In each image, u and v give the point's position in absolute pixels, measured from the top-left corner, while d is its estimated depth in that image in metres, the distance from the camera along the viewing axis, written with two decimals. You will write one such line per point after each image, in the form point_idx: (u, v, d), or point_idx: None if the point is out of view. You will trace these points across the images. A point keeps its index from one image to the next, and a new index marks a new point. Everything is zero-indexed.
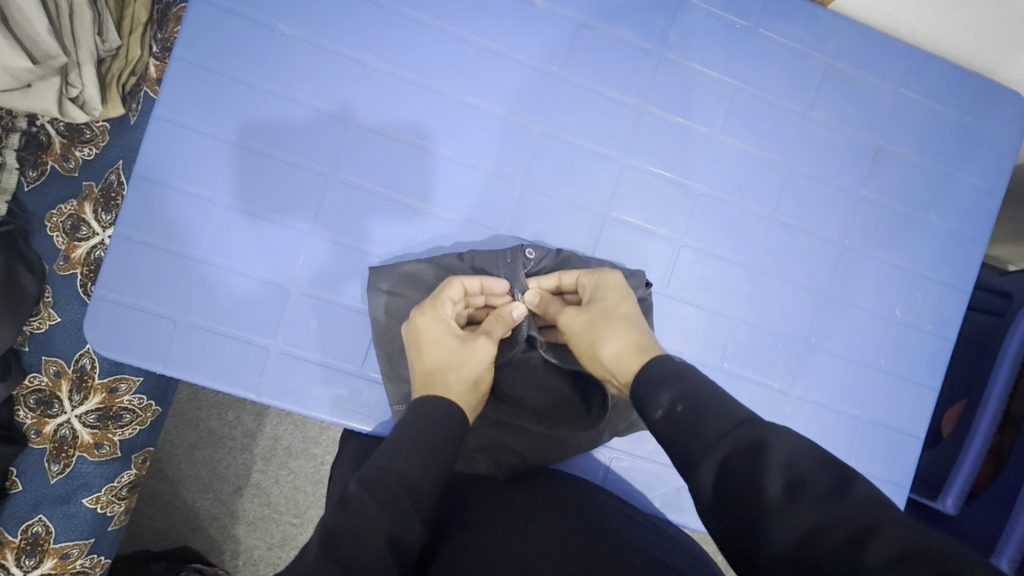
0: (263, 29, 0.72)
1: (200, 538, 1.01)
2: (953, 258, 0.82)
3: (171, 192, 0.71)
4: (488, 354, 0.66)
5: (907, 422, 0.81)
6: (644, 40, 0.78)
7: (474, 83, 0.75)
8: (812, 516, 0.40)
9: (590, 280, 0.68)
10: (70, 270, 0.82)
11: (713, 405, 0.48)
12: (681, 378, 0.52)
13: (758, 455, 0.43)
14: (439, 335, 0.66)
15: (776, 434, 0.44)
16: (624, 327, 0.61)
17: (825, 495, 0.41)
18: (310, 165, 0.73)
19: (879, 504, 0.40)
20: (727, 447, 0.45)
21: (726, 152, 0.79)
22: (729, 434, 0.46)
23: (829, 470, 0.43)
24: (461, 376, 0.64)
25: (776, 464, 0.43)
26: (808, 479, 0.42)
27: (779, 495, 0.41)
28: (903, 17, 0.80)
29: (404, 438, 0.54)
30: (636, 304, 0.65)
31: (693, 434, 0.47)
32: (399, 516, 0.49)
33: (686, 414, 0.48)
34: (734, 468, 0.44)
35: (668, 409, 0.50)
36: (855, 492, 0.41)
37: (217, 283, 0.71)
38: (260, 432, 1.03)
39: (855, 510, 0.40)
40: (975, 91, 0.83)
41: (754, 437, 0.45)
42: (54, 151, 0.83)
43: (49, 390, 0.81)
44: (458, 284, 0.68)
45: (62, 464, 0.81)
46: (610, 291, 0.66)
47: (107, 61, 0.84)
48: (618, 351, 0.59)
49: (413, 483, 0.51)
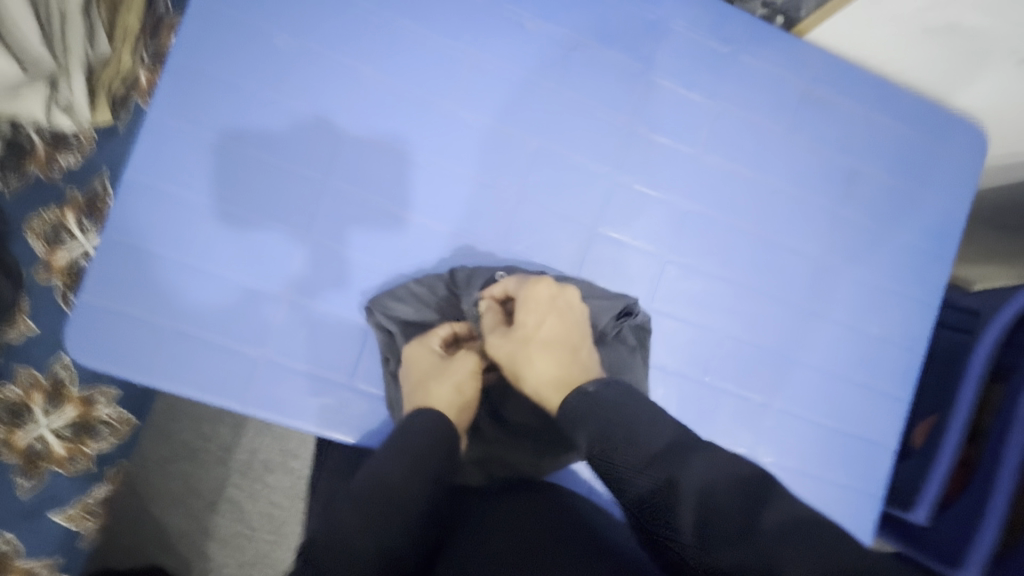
0: (259, 41, 0.73)
1: (170, 556, 0.98)
2: (923, 276, 0.86)
3: (162, 198, 0.70)
4: (469, 364, 0.69)
5: (883, 435, 0.83)
6: (631, 62, 0.81)
7: (468, 100, 0.77)
8: (724, 554, 0.41)
9: (518, 295, 0.69)
10: (50, 279, 0.80)
11: (624, 439, 0.50)
12: (592, 415, 0.54)
13: (670, 491, 0.45)
14: (427, 355, 0.69)
15: (684, 468, 0.45)
16: (545, 354, 0.65)
17: (734, 534, 0.41)
18: (304, 177, 0.73)
19: (792, 533, 0.41)
20: (642, 484, 0.47)
21: (710, 171, 0.82)
22: (643, 470, 0.47)
23: (741, 494, 0.44)
24: (445, 385, 0.66)
25: (688, 499, 0.44)
26: (717, 510, 0.43)
27: (691, 533, 0.43)
28: (874, 48, 0.85)
29: (391, 445, 0.56)
30: (556, 319, 0.68)
31: (613, 469, 0.50)
32: (379, 523, 0.49)
33: (601, 452, 0.51)
34: (653, 506, 0.46)
35: (587, 452, 0.52)
36: (766, 522, 0.42)
37: (205, 291, 0.70)
38: (238, 445, 1.01)
39: (763, 547, 0.40)
40: (941, 118, 0.88)
41: (663, 474, 0.46)
42: (39, 157, 0.79)
43: (21, 401, 0.75)
44: (448, 326, 0.73)
45: (33, 478, 0.76)
46: (532, 310, 0.68)
47: (98, 69, 0.82)
48: (537, 386, 0.64)
49: (397, 492, 0.52)
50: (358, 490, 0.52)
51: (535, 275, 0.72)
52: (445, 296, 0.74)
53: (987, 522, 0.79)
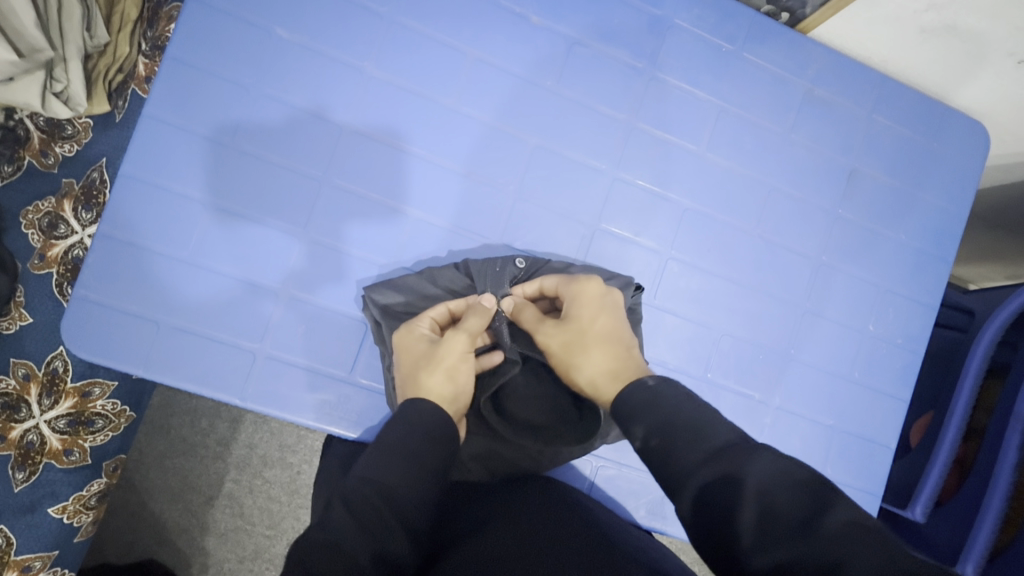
0: (258, 33, 0.72)
1: (166, 551, 0.97)
2: (922, 276, 0.86)
3: (159, 192, 0.69)
4: (461, 345, 0.62)
5: (880, 433, 0.84)
6: (634, 59, 0.80)
7: (469, 95, 0.77)
8: (786, 550, 0.40)
9: (568, 289, 0.66)
10: (46, 269, 0.79)
11: (687, 437, 0.47)
12: (652, 409, 0.51)
13: (732, 488, 0.43)
14: (416, 342, 0.64)
15: (749, 462, 0.44)
16: (602, 347, 0.61)
17: (798, 529, 0.40)
18: (304, 170, 0.72)
19: (856, 533, 0.39)
20: (701, 480, 0.44)
21: (712, 169, 0.82)
22: (704, 469, 0.45)
23: (807, 494, 0.42)
24: (435, 374, 0.61)
25: (749, 495, 0.42)
26: (782, 508, 0.42)
27: (750, 532, 0.41)
28: (876, 48, 0.85)
29: (384, 444, 0.54)
30: (610, 318, 0.63)
31: (669, 467, 0.47)
32: (376, 529, 0.48)
33: (659, 448, 0.48)
34: (710, 501, 0.43)
35: (643, 444, 0.49)
36: (832, 521, 0.40)
37: (203, 285, 0.70)
38: (235, 440, 1.00)
39: (831, 542, 0.39)
40: (941, 119, 0.88)
41: (727, 469, 0.44)
42: (33, 147, 0.79)
43: (17, 394, 0.76)
44: (443, 307, 0.67)
45: (27, 471, 0.76)
46: (585, 305, 0.64)
47: (94, 57, 0.82)
48: (593, 378, 0.59)
49: (393, 491, 0.50)
50: (351, 496, 0.49)
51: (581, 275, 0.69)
52: (448, 282, 0.72)
53: (983, 524, 0.77)
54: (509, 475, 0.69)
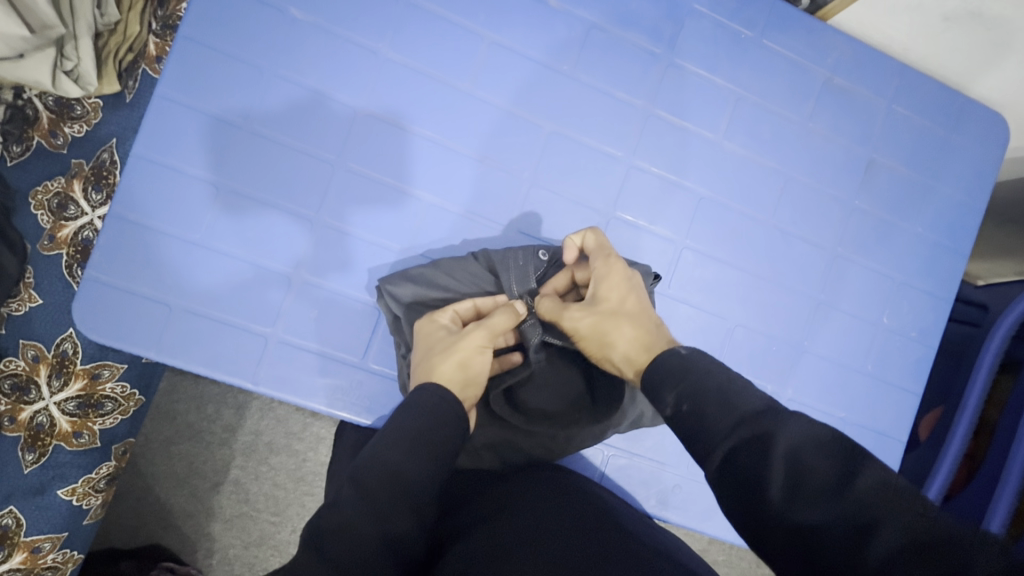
0: (272, 12, 0.71)
1: (172, 536, 0.97)
2: (939, 268, 0.86)
3: (170, 173, 0.69)
4: (480, 337, 0.61)
5: (892, 426, 0.84)
6: (652, 45, 0.79)
7: (485, 79, 0.76)
8: (818, 510, 0.38)
9: (595, 268, 0.65)
10: (55, 250, 0.79)
11: (717, 401, 0.45)
12: (683, 378, 0.49)
13: (761, 450, 0.41)
14: (436, 330, 0.63)
15: (779, 424, 0.42)
16: (632, 323, 0.60)
17: (829, 489, 0.39)
18: (318, 153, 0.72)
19: (891, 491, 0.38)
20: (730, 444, 0.43)
21: (728, 158, 0.81)
22: (732, 432, 0.43)
23: (840, 456, 0.40)
24: (448, 359, 0.59)
25: (780, 456, 0.41)
26: (812, 469, 0.40)
27: (779, 492, 0.40)
28: (898, 36, 0.84)
29: (395, 428, 0.52)
30: (638, 297, 0.63)
31: (699, 432, 0.45)
32: (384, 511, 0.47)
33: (691, 414, 0.46)
34: (738, 464, 0.42)
35: (673, 411, 0.48)
36: (866, 480, 0.38)
37: (214, 268, 0.69)
38: (241, 427, 1.00)
39: (860, 502, 0.37)
40: (961, 110, 0.87)
41: (757, 432, 0.42)
42: (42, 127, 0.79)
43: (26, 374, 0.76)
44: (469, 302, 0.66)
45: (38, 453, 0.76)
46: (613, 286, 0.63)
47: (104, 35, 0.81)
48: (626, 353, 0.58)
49: (403, 476, 0.49)
50: (361, 475, 0.48)
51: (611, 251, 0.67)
52: (469, 276, 0.71)
53: (997, 511, 0.76)
54: (523, 463, 0.68)
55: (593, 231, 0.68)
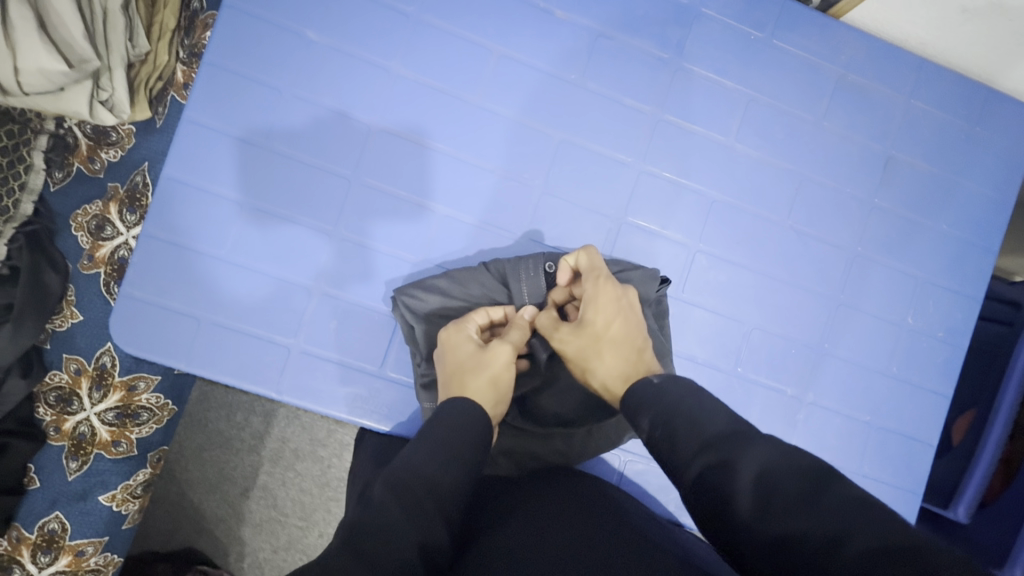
0: (289, 35, 0.74)
1: (206, 539, 1.01)
2: (965, 266, 0.83)
3: (198, 193, 0.72)
4: (506, 355, 0.62)
5: (921, 430, 0.81)
6: (659, 50, 0.80)
7: (494, 91, 0.77)
8: (787, 523, 0.39)
9: (585, 290, 0.64)
10: (94, 269, 0.83)
11: (686, 424, 0.47)
12: (655, 403, 0.51)
13: (727, 471, 0.43)
14: (464, 342, 0.64)
15: (746, 447, 0.43)
16: (618, 352, 0.60)
17: (796, 506, 0.40)
18: (335, 168, 0.74)
19: (852, 508, 0.39)
20: (698, 466, 0.44)
21: (741, 159, 0.80)
22: (700, 455, 0.45)
23: (804, 475, 0.42)
24: (479, 377, 0.60)
25: (745, 479, 0.42)
26: (779, 488, 0.41)
27: (748, 510, 0.41)
28: (913, 30, 0.82)
29: (421, 441, 0.53)
30: (626, 322, 0.62)
31: (670, 456, 0.47)
32: (420, 515, 0.47)
33: (663, 438, 0.48)
34: (707, 484, 0.43)
35: (648, 436, 0.49)
36: (826, 500, 0.40)
37: (239, 285, 0.72)
38: (269, 434, 1.04)
39: (826, 517, 0.39)
40: (985, 103, 0.84)
41: (723, 454, 0.44)
42: (81, 153, 0.84)
43: (69, 387, 0.81)
44: (485, 312, 0.68)
45: (80, 461, 0.81)
46: (601, 309, 0.63)
47: (136, 66, 0.85)
48: (605, 381, 0.59)
49: (435, 483, 0.50)
50: (394, 479, 0.49)
51: (606, 267, 0.66)
52: (481, 288, 0.72)
53: None
54: (539, 469, 0.69)
55: (586, 250, 0.68)
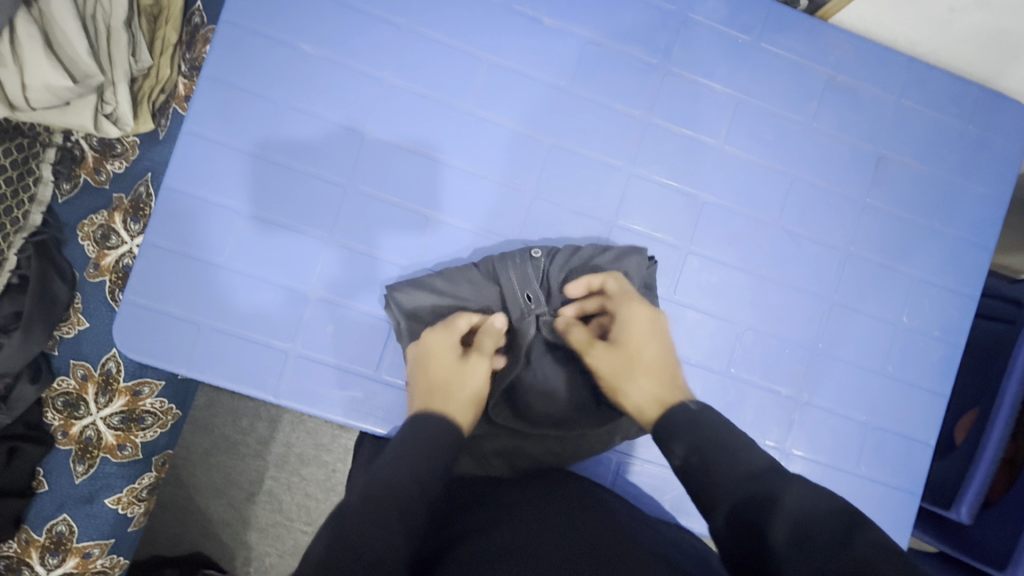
0: (284, 48, 0.76)
1: (212, 543, 1.03)
2: (962, 264, 0.83)
3: (197, 202, 0.74)
4: (484, 369, 0.67)
5: (920, 430, 0.81)
6: (648, 56, 0.81)
7: (485, 98, 0.79)
8: (818, 561, 0.43)
9: (620, 311, 0.69)
10: (99, 277, 0.86)
11: (724, 458, 0.52)
12: (692, 431, 0.56)
13: (765, 505, 0.47)
14: (448, 350, 0.67)
15: (785, 486, 0.48)
16: (653, 374, 0.65)
17: (830, 543, 0.44)
18: (330, 176, 0.76)
19: (884, 552, 0.43)
20: (735, 496, 0.49)
21: (732, 161, 0.81)
22: (739, 486, 0.50)
23: (839, 518, 0.46)
24: (462, 389, 0.65)
25: (783, 515, 0.46)
26: (814, 531, 0.45)
27: (783, 542, 0.45)
28: (902, 30, 0.82)
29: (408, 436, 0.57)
30: (658, 347, 0.67)
31: (707, 484, 0.51)
32: (405, 503, 0.49)
33: (699, 465, 0.53)
34: (742, 516, 0.48)
35: (683, 462, 0.54)
36: (859, 543, 0.43)
37: (237, 291, 0.74)
38: (274, 439, 1.05)
39: (858, 558, 0.42)
40: (977, 100, 0.84)
41: (762, 490, 0.49)
42: (87, 165, 0.87)
43: (76, 392, 0.83)
44: (468, 318, 0.70)
45: (87, 464, 0.83)
46: (635, 333, 0.68)
47: (139, 80, 0.88)
48: (641, 404, 0.63)
49: (421, 476, 0.52)
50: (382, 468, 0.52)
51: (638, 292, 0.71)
52: (470, 285, 0.73)
53: None
54: (533, 469, 0.70)
55: (616, 275, 0.71)
